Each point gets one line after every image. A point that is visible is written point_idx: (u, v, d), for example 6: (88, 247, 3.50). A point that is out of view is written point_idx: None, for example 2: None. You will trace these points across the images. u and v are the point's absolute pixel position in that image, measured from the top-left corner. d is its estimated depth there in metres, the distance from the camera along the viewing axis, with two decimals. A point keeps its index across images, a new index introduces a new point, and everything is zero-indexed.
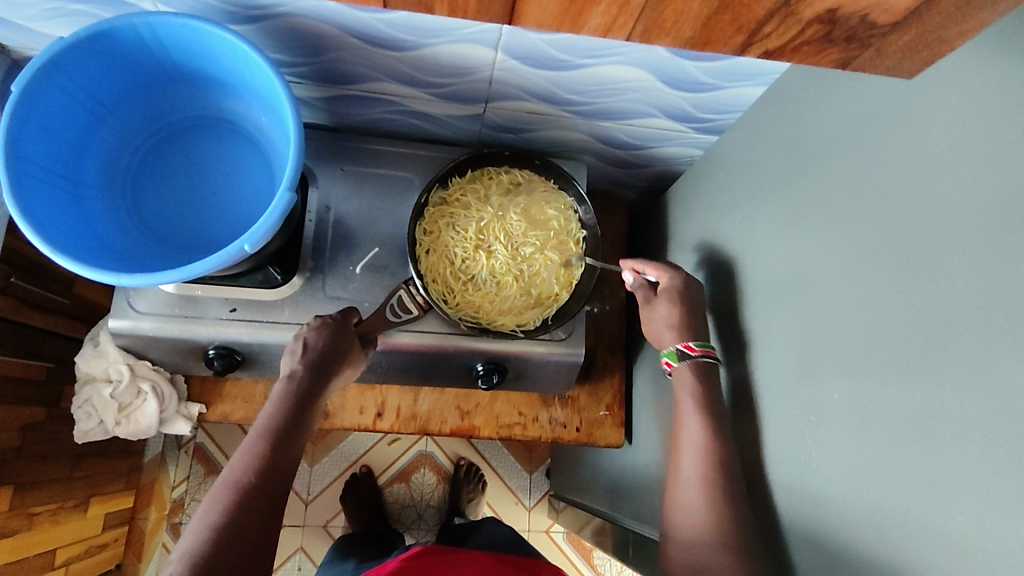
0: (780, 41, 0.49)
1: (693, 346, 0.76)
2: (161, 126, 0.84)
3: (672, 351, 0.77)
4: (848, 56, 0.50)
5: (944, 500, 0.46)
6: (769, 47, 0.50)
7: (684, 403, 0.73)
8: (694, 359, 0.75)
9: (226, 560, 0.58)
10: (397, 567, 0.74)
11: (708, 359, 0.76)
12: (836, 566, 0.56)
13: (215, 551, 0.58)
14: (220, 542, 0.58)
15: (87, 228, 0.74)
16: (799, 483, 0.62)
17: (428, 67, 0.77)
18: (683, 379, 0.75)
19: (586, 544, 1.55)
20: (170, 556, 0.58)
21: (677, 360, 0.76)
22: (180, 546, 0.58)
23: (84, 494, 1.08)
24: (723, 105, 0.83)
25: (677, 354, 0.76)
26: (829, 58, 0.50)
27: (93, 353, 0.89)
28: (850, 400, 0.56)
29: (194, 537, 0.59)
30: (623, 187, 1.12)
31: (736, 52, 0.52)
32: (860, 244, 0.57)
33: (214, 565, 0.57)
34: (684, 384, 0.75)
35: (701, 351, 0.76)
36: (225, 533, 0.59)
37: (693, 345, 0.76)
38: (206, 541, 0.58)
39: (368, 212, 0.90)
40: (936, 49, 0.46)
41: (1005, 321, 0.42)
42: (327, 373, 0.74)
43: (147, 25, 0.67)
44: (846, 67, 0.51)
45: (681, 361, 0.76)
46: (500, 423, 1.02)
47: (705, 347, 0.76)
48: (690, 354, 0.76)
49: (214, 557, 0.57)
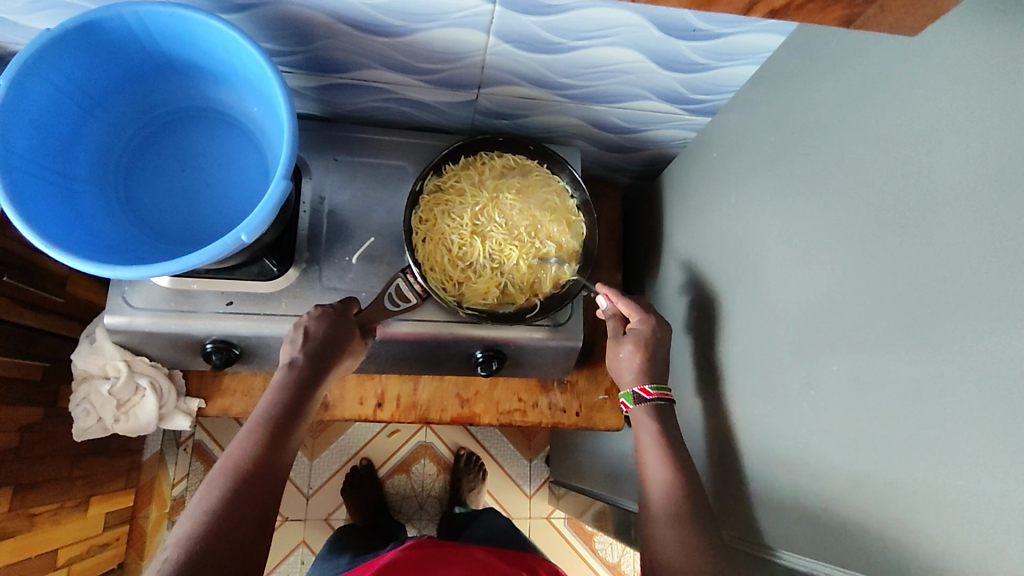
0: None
1: (648, 390, 0.80)
2: (152, 119, 0.83)
3: (629, 394, 0.81)
4: (852, 13, 0.47)
5: (946, 469, 0.46)
6: (772, 9, 0.47)
7: (645, 441, 0.76)
8: (649, 403, 0.79)
9: (223, 544, 0.57)
10: (394, 558, 0.75)
11: (663, 401, 0.79)
12: (839, 535, 0.57)
13: (213, 535, 0.57)
14: (216, 528, 0.58)
15: (80, 222, 0.73)
16: (798, 458, 0.63)
17: (419, 52, 0.77)
18: (642, 422, 0.78)
19: (587, 530, 1.56)
20: (166, 540, 0.58)
21: (634, 403, 0.80)
22: (177, 530, 0.58)
23: (83, 494, 1.07)
24: (717, 85, 0.83)
25: (634, 398, 0.80)
26: (833, 15, 0.48)
27: (89, 351, 0.88)
28: (849, 373, 0.57)
29: (190, 523, 0.59)
30: (616, 172, 1.12)
31: (742, 9, 0.48)
32: (857, 216, 0.58)
33: (212, 549, 0.57)
34: (643, 425, 0.78)
35: (656, 395, 0.79)
36: (224, 516, 0.59)
37: (648, 389, 0.80)
38: (203, 524, 0.58)
39: (363, 202, 0.90)
40: (942, 5, 0.44)
41: (1007, 284, 0.43)
42: (327, 361, 0.75)
43: (135, 15, 0.66)
44: (850, 23, 0.48)
45: (638, 405, 0.80)
46: (500, 410, 1.03)
47: (660, 391, 0.80)
48: (646, 398, 0.79)
49: (212, 540, 0.57)
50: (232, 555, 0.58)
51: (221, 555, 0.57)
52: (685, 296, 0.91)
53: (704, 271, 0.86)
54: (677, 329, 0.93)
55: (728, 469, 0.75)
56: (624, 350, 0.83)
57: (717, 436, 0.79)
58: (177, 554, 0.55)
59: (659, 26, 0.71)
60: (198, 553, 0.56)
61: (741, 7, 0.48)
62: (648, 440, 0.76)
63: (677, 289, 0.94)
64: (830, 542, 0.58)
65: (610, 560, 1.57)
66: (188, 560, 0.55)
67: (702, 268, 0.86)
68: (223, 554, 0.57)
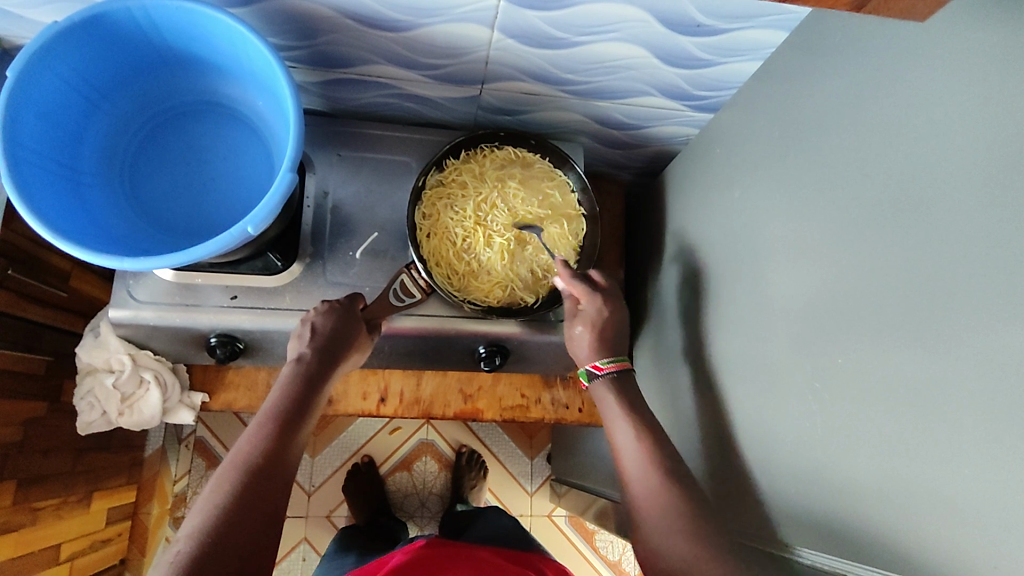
0: None
1: (601, 365, 0.80)
2: (158, 112, 0.83)
3: (584, 372, 0.81)
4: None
5: (949, 457, 0.46)
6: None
7: (611, 416, 0.76)
8: (604, 376, 0.79)
9: (235, 536, 0.58)
10: (415, 558, 0.75)
11: (619, 372, 0.79)
12: (840, 528, 0.57)
13: (223, 528, 0.58)
14: (226, 522, 0.58)
15: (85, 213, 0.73)
16: (800, 451, 0.63)
17: (425, 48, 0.77)
18: (604, 397, 0.78)
19: (589, 528, 1.56)
20: (176, 534, 0.58)
21: (589, 380, 0.80)
22: (187, 524, 0.58)
23: (86, 489, 1.07)
24: (719, 81, 0.84)
25: (588, 375, 0.80)
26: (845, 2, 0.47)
27: (93, 344, 0.88)
28: (853, 364, 0.57)
29: (201, 516, 0.59)
30: (618, 168, 1.13)
31: None
32: (858, 210, 0.58)
33: (223, 542, 0.57)
34: (604, 400, 0.78)
35: (611, 368, 0.79)
36: (234, 509, 0.59)
37: (601, 364, 0.80)
38: (214, 517, 0.58)
39: (366, 197, 0.90)
40: None
41: (1011, 277, 0.43)
42: (335, 357, 0.75)
43: (141, 8, 0.66)
44: (860, 12, 0.49)
45: (593, 381, 0.80)
46: (503, 405, 1.03)
47: (613, 364, 0.80)
48: (599, 373, 0.79)
49: (223, 532, 0.57)
50: (243, 548, 0.58)
51: (233, 548, 0.57)
52: (687, 291, 0.91)
53: (705, 267, 0.86)
54: (678, 324, 0.93)
55: (731, 463, 0.75)
56: (574, 331, 0.83)
57: (718, 431, 0.79)
58: (188, 548, 0.56)
59: (663, 21, 0.71)
60: (209, 546, 0.56)
61: None
62: (619, 414, 0.75)
63: (678, 285, 0.94)
64: (833, 532, 0.58)
65: (612, 558, 1.56)
66: (200, 552, 0.55)
67: (704, 264, 0.87)
68: (234, 547, 0.57)
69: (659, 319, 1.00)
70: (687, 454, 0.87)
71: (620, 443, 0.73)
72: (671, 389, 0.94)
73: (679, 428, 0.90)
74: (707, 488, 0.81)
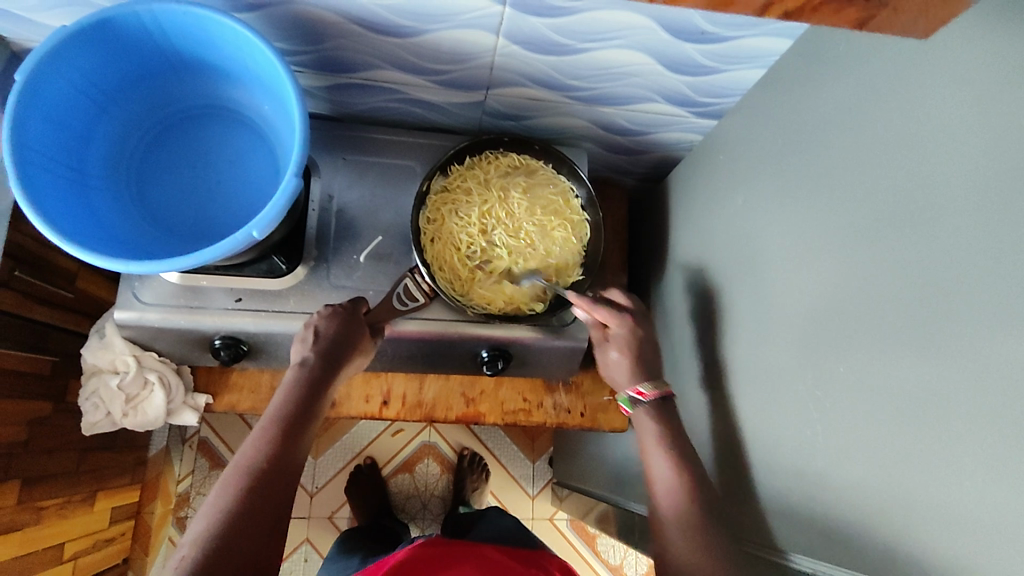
0: (801, 1, 0.46)
1: (644, 392, 0.79)
2: (165, 116, 0.84)
3: (626, 398, 0.81)
4: (866, 16, 0.47)
5: (948, 470, 0.47)
6: (788, 12, 0.47)
7: (648, 440, 0.76)
8: (646, 404, 0.79)
9: (240, 539, 0.58)
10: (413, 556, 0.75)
11: (660, 399, 0.79)
12: (840, 536, 0.57)
13: (228, 532, 0.58)
14: (230, 526, 0.58)
15: (91, 216, 0.74)
16: (802, 458, 0.63)
17: (430, 54, 0.78)
18: (643, 423, 0.78)
19: (590, 532, 1.56)
20: (182, 538, 0.59)
21: (632, 407, 0.80)
22: (193, 527, 0.59)
23: (90, 488, 1.08)
24: (723, 87, 0.84)
25: (631, 401, 0.80)
26: (848, 17, 0.48)
27: (99, 345, 0.89)
28: (854, 373, 0.57)
29: (206, 520, 0.59)
30: (623, 173, 1.13)
31: (759, 14, 0.48)
32: (861, 220, 0.58)
33: (229, 545, 0.57)
34: (643, 426, 0.78)
35: (653, 395, 0.79)
36: (238, 513, 0.60)
37: (644, 390, 0.79)
38: (220, 522, 0.59)
39: (371, 201, 0.91)
40: (955, 7, 0.44)
41: (1011, 289, 0.43)
42: (339, 361, 0.75)
43: (150, 14, 0.67)
44: (864, 26, 0.49)
45: (636, 407, 0.80)
46: (505, 409, 1.03)
47: (654, 389, 0.79)
48: (642, 400, 0.79)
49: (228, 536, 0.58)
50: (248, 552, 0.58)
51: (237, 552, 0.57)
52: (690, 297, 0.91)
53: (708, 272, 0.86)
54: (681, 330, 0.93)
55: (733, 470, 0.76)
56: (611, 357, 0.84)
57: (722, 437, 0.79)
58: (194, 552, 0.56)
59: (668, 29, 0.71)
60: (214, 550, 0.56)
61: (756, 9, 0.48)
62: (656, 439, 0.75)
63: (682, 290, 0.94)
64: (833, 541, 0.58)
65: (612, 562, 1.56)
66: (204, 556, 0.56)
67: (707, 271, 0.87)
68: (239, 551, 0.58)
69: (662, 324, 1.00)
70: None
71: (655, 471, 0.74)
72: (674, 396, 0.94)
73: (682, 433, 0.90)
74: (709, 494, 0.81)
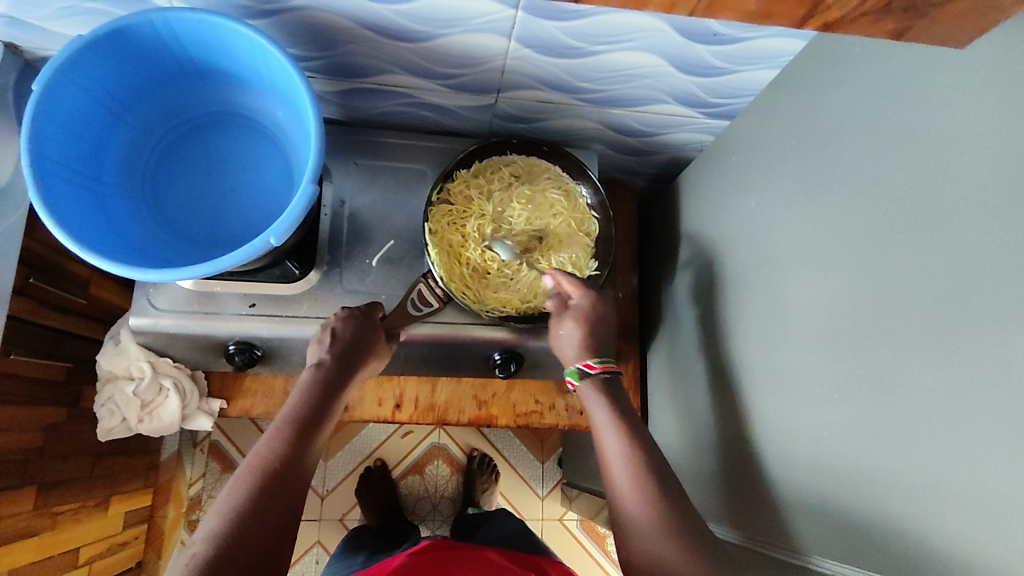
0: (839, 12, 0.46)
1: (593, 364, 0.79)
2: (179, 123, 0.84)
3: (573, 371, 0.80)
4: (900, 26, 0.47)
5: (966, 469, 0.46)
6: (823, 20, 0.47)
7: (600, 421, 0.75)
8: (595, 376, 0.78)
9: (248, 540, 0.58)
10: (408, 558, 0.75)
11: (608, 373, 0.79)
12: (855, 536, 0.57)
13: (238, 532, 0.58)
14: (241, 526, 0.58)
15: (107, 224, 0.74)
16: (817, 459, 0.63)
17: (442, 58, 0.78)
18: (591, 398, 0.77)
19: (600, 532, 1.56)
20: (192, 535, 0.59)
21: (580, 379, 0.79)
22: (203, 526, 0.59)
23: (103, 493, 1.09)
24: (736, 88, 0.84)
25: (579, 373, 0.79)
26: (883, 27, 0.48)
27: (114, 352, 0.89)
28: (869, 375, 0.57)
29: (217, 519, 0.59)
30: (632, 174, 1.14)
31: (795, 24, 0.49)
32: (874, 220, 0.58)
33: (238, 544, 0.57)
34: (592, 401, 0.77)
35: (600, 367, 0.79)
36: (249, 511, 0.60)
37: (592, 363, 0.79)
38: (231, 520, 0.59)
39: (382, 205, 0.91)
40: (990, 17, 0.45)
41: None
42: (353, 363, 0.76)
43: (164, 22, 0.67)
44: (897, 36, 0.49)
45: (583, 380, 0.79)
46: (518, 412, 1.03)
47: (604, 363, 0.79)
48: (590, 372, 0.79)
49: (238, 536, 0.58)
50: (257, 553, 0.58)
51: (246, 552, 0.57)
52: (701, 297, 0.91)
53: (720, 273, 0.87)
54: (692, 331, 0.93)
55: (746, 471, 0.76)
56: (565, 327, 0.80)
57: (735, 438, 0.79)
58: (204, 550, 0.56)
59: (681, 31, 0.71)
60: (226, 549, 0.56)
61: (792, 20, 0.48)
62: (607, 419, 0.75)
63: (692, 291, 0.94)
64: (846, 541, 0.58)
65: None
66: (215, 555, 0.56)
67: (718, 272, 0.87)
68: (249, 551, 0.58)
69: (673, 325, 1.00)
70: (702, 460, 0.87)
71: (609, 449, 0.73)
72: (686, 396, 0.94)
73: (694, 434, 0.90)
74: (721, 495, 0.81)
